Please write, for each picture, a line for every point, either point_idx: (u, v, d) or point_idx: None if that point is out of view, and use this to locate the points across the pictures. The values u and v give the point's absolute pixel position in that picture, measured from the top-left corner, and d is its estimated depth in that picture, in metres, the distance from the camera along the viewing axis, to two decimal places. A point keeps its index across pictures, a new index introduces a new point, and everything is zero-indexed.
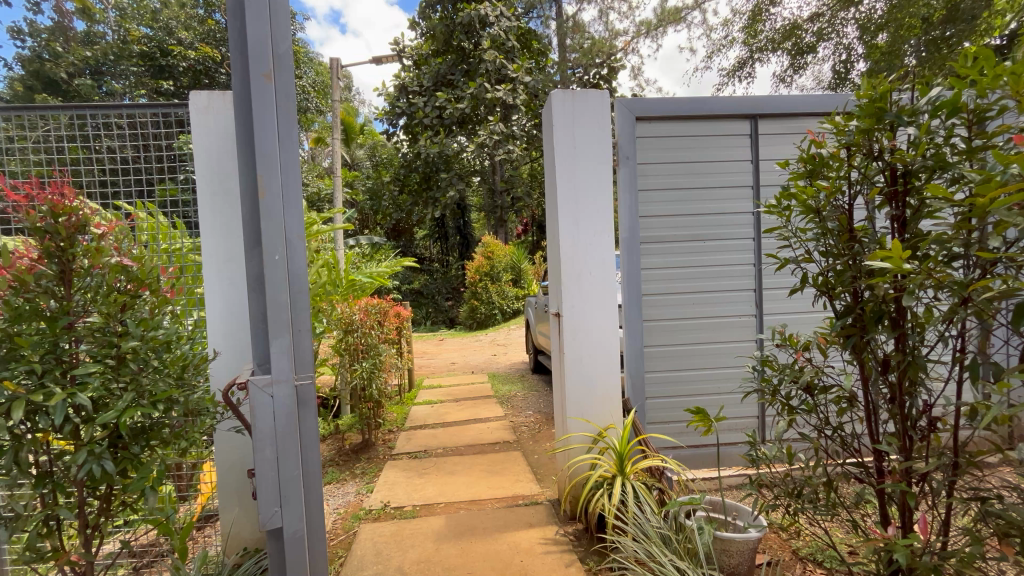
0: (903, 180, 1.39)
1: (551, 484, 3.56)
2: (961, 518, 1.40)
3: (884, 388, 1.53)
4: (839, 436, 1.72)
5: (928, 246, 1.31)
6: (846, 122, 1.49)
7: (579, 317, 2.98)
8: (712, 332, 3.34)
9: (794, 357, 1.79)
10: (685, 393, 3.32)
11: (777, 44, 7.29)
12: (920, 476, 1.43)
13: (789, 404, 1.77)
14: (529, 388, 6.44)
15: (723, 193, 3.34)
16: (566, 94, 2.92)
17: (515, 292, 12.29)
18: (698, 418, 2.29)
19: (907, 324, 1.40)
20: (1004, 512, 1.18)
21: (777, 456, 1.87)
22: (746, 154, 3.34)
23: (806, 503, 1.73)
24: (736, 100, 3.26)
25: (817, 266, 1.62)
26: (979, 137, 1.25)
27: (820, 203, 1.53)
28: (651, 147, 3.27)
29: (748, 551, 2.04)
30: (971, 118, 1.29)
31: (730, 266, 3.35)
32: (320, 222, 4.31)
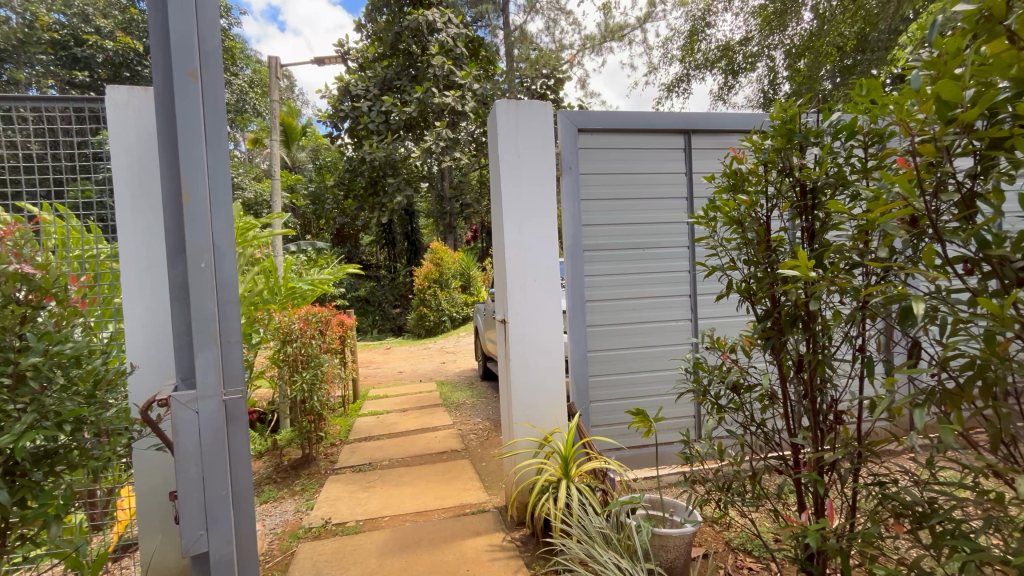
0: (810, 195, 1.53)
1: (499, 491, 3.56)
2: (864, 502, 1.54)
3: (800, 385, 1.67)
4: (763, 432, 1.84)
5: (832, 256, 1.45)
6: (761, 141, 1.63)
7: (524, 323, 3.01)
8: (651, 336, 3.49)
9: (722, 358, 1.90)
10: (627, 396, 3.44)
11: (712, 64, 7.78)
12: (829, 465, 1.56)
13: (718, 404, 1.88)
14: (478, 395, 6.42)
15: (660, 203, 3.51)
16: (510, 105, 2.97)
17: (464, 298, 12.23)
18: (638, 419, 2.38)
19: (818, 326, 1.52)
20: (898, 494, 1.31)
21: (708, 453, 1.98)
22: (681, 166, 3.53)
23: (735, 496, 1.84)
24: (670, 115, 3.44)
25: (740, 273, 1.75)
26: (872, 159, 1.40)
27: (742, 215, 1.65)
28: (592, 158, 3.38)
29: (684, 546, 2.14)
30: (867, 140, 1.42)
31: (666, 273, 3.52)
32: (257, 227, 4.12)
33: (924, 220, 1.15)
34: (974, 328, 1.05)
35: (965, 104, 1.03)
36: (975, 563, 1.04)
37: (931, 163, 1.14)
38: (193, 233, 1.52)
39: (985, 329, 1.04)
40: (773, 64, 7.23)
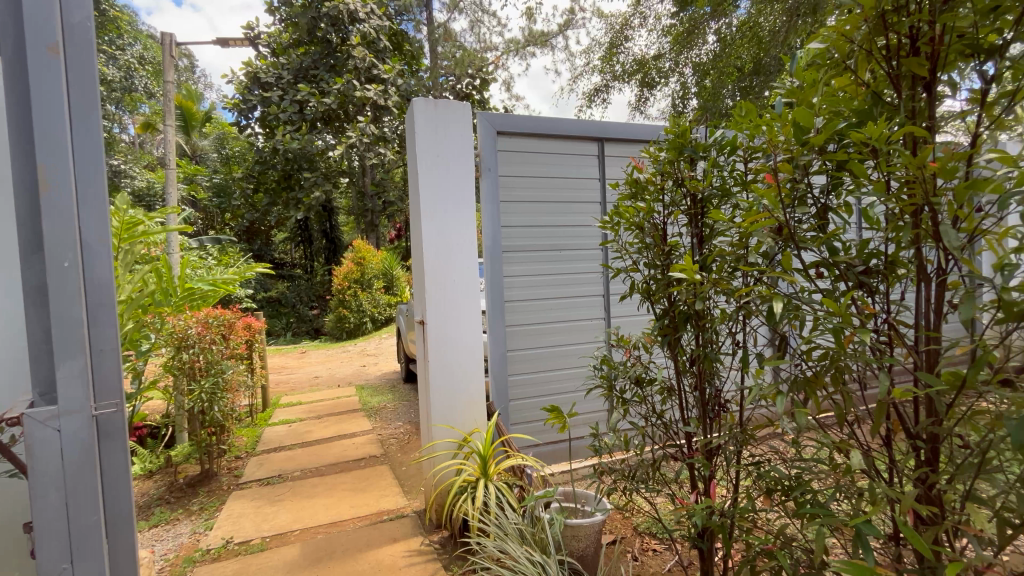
0: (699, 204, 1.68)
1: (419, 495, 3.51)
2: (743, 481, 1.71)
3: (693, 377, 1.82)
4: (662, 422, 1.98)
5: (716, 261, 1.60)
6: (658, 152, 1.76)
7: (442, 324, 3.00)
8: (566, 334, 3.61)
9: (626, 355, 2.03)
10: (544, 393, 3.53)
11: (629, 76, 8.24)
12: (716, 450, 1.72)
13: (622, 397, 2.00)
14: (400, 398, 6.27)
15: (576, 207, 3.65)
16: (428, 103, 2.94)
17: (387, 299, 11.88)
18: (552, 415, 2.45)
19: (705, 324, 1.67)
20: (770, 472, 1.48)
21: (615, 445, 2.09)
22: (594, 172, 3.70)
23: (638, 483, 1.96)
24: (584, 123, 3.59)
25: (641, 275, 1.88)
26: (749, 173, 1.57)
27: (641, 220, 1.77)
28: (511, 160, 3.44)
29: (594, 534, 2.23)
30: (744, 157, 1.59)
31: (581, 274, 3.67)
32: (146, 221, 3.73)
33: (787, 229, 1.30)
34: (824, 323, 1.21)
35: (816, 129, 1.18)
36: (826, 527, 1.19)
37: (791, 180, 1.30)
38: (54, 227, 1.34)
39: (831, 324, 1.20)
40: (683, 80, 7.81)
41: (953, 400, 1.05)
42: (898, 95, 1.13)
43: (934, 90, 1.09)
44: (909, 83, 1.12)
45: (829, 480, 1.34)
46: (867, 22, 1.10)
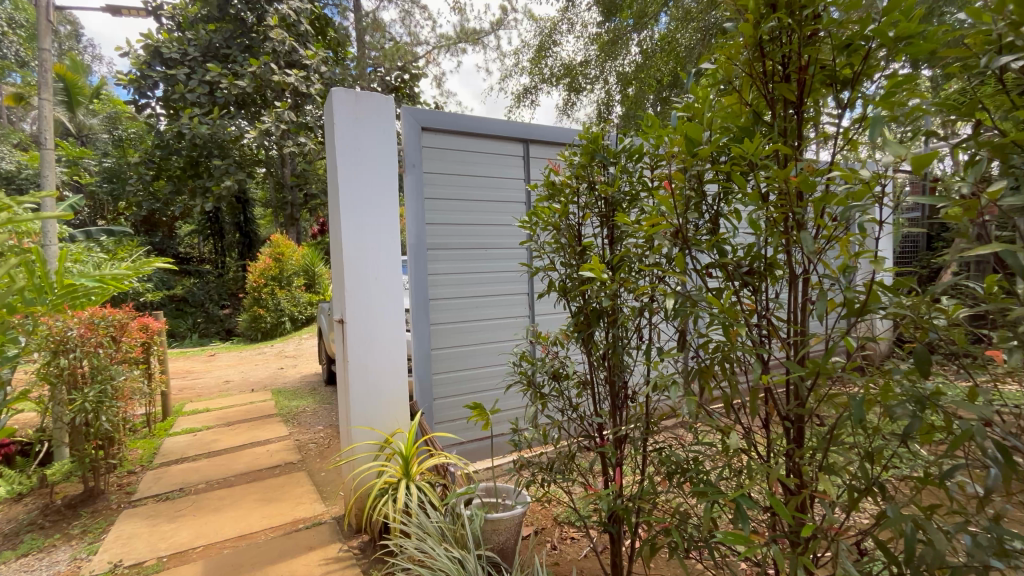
0: (609, 206, 1.77)
1: (338, 500, 3.38)
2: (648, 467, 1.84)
3: (605, 371, 1.93)
4: (577, 415, 2.07)
5: (624, 261, 1.70)
6: (572, 157, 1.84)
7: (363, 322, 2.91)
8: (490, 331, 3.65)
9: (544, 351, 2.10)
10: (467, 391, 3.54)
11: (557, 80, 8.47)
12: (624, 439, 1.83)
13: (540, 391, 2.06)
14: (320, 401, 6.00)
15: (502, 206, 3.70)
16: (349, 94, 2.84)
17: (309, 297, 11.29)
18: (474, 412, 2.47)
19: (615, 320, 1.77)
20: (670, 456, 1.60)
21: (534, 438, 2.16)
22: (519, 173, 3.77)
23: (554, 474, 2.04)
24: (510, 124, 3.65)
25: (558, 273, 1.94)
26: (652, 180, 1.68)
27: (556, 221, 1.86)
28: (436, 157, 3.42)
29: (514, 526, 2.28)
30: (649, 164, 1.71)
31: (505, 272, 3.72)
32: (15, 207, 3.25)
33: (683, 233, 1.42)
34: (714, 319, 1.33)
35: (706, 142, 1.29)
36: (714, 503, 1.32)
37: (686, 187, 1.42)
38: None
39: (719, 319, 1.32)
40: (608, 89, 8.16)
41: (815, 384, 1.21)
42: (773, 115, 1.27)
43: (803, 113, 1.24)
44: (783, 105, 1.26)
45: (719, 461, 1.48)
46: (749, 47, 1.22)
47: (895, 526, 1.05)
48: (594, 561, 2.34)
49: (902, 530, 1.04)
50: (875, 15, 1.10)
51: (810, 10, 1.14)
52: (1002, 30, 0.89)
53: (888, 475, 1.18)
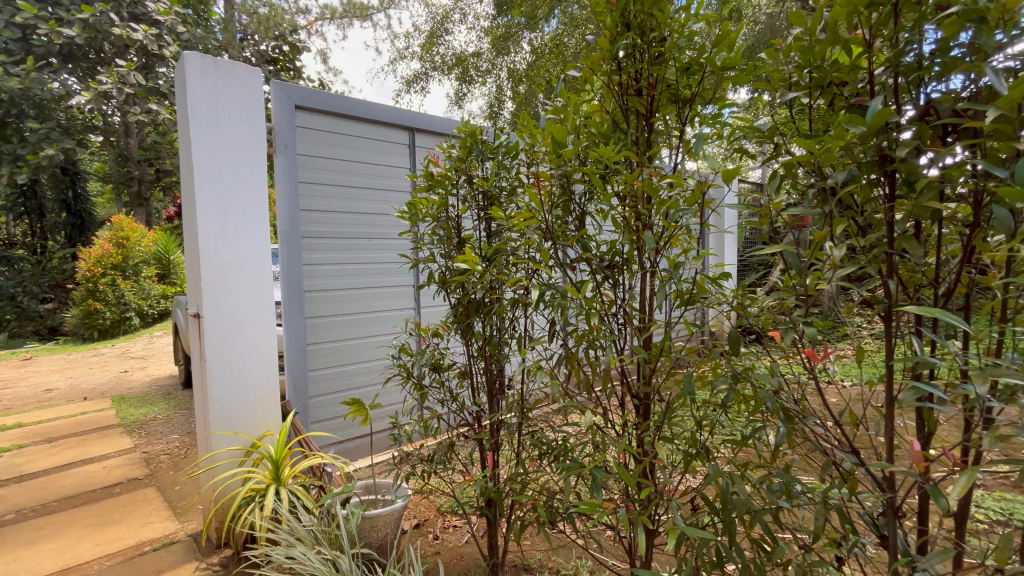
0: (485, 200, 1.81)
1: (195, 514, 3.03)
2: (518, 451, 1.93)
3: (483, 360, 1.98)
4: (456, 405, 2.09)
5: (498, 254, 1.75)
6: (451, 149, 1.86)
7: (224, 316, 2.62)
8: (370, 324, 3.53)
9: (424, 343, 2.09)
10: (345, 387, 3.39)
11: (449, 69, 8.28)
12: (499, 424, 1.91)
13: (420, 382, 2.06)
14: (175, 407, 5.30)
15: (385, 195, 3.59)
16: (205, 61, 2.53)
17: (162, 289, 9.82)
18: (353, 409, 2.37)
19: (487, 310, 1.83)
20: (539, 439, 1.69)
21: (413, 430, 2.15)
22: (403, 161, 3.68)
23: (435, 465, 2.04)
24: (394, 110, 3.54)
25: (437, 265, 1.95)
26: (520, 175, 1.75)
27: (435, 213, 1.85)
28: (312, 139, 3.19)
29: (393, 521, 2.25)
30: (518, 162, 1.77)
31: (387, 264, 3.62)
32: None
33: (549, 229, 1.51)
34: (576, 308, 1.44)
35: (570, 144, 1.39)
36: (576, 477, 1.44)
37: (552, 185, 1.51)
38: None
39: (580, 309, 1.43)
40: (500, 84, 8.26)
41: (657, 364, 1.38)
42: (628, 125, 1.40)
43: (652, 124, 1.39)
44: (636, 116, 1.40)
45: (581, 438, 1.61)
46: (608, 60, 1.33)
47: (714, 481, 1.25)
48: (474, 546, 2.41)
49: (718, 484, 1.23)
50: (707, 46, 1.27)
51: (657, 33, 1.28)
52: (790, 71, 1.09)
53: (712, 441, 1.39)
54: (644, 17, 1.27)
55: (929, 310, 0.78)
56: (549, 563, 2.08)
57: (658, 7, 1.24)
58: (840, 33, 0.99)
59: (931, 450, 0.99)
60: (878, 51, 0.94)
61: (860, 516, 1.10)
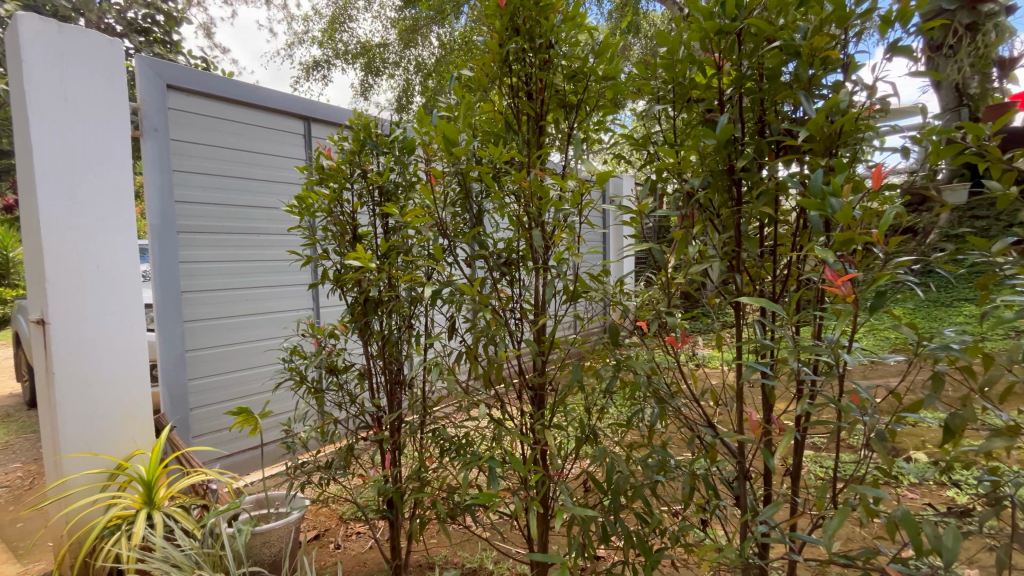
0: (381, 195, 1.76)
1: (44, 553, 2.60)
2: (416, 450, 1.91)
3: (382, 360, 1.93)
4: (354, 407, 2.02)
5: (395, 252, 1.72)
6: (343, 142, 1.79)
7: (76, 321, 2.28)
8: (261, 326, 3.27)
9: (319, 344, 2.00)
10: (230, 396, 3.11)
11: (353, 58, 7.87)
12: (399, 424, 1.88)
13: (316, 386, 1.96)
14: (16, 432, 4.49)
15: (276, 187, 3.34)
16: (47, 25, 2.17)
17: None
18: (240, 419, 2.17)
19: (383, 308, 1.79)
20: (440, 434, 1.69)
21: (309, 437, 2.04)
22: (299, 152, 3.45)
23: (334, 471, 1.95)
24: (288, 97, 3.31)
25: (331, 262, 1.86)
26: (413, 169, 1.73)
27: (326, 207, 1.76)
28: (187, 123, 2.89)
29: (288, 534, 2.12)
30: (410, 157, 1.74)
31: (278, 262, 3.38)
32: None
33: (443, 226, 1.52)
34: (470, 305, 1.45)
35: (462, 142, 1.40)
36: (473, 470, 1.46)
37: (446, 182, 1.52)
38: None
39: (475, 306, 1.45)
40: (408, 77, 8.04)
41: (548, 356, 1.45)
42: (520, 126, 1.45)
43: (543, 127, 1.46)
44: (528, 118, 1.46)
45: (479, 432, 1.63)
46: (497, 62, 1.38)
47: (601, 463, 1.34)
48: (378, 551, 2.35)
49: (604, 464, 1.32)
50: (591, 56, 1.37)
51: (543, 40, 1.35)
52: (658, 86, 1.21)
53: (601, 426, 1.49)
54: (532, 23, 1.34)
55: (761, 300, 0.91)
56: (455, 558, 2.09)
57: (546, 15, 1.32)
58: (696, 55, 1.12)
59: (772, 419, 1.16)
60: (726, 73, 1.07)
61: (721, 482, 1.25)
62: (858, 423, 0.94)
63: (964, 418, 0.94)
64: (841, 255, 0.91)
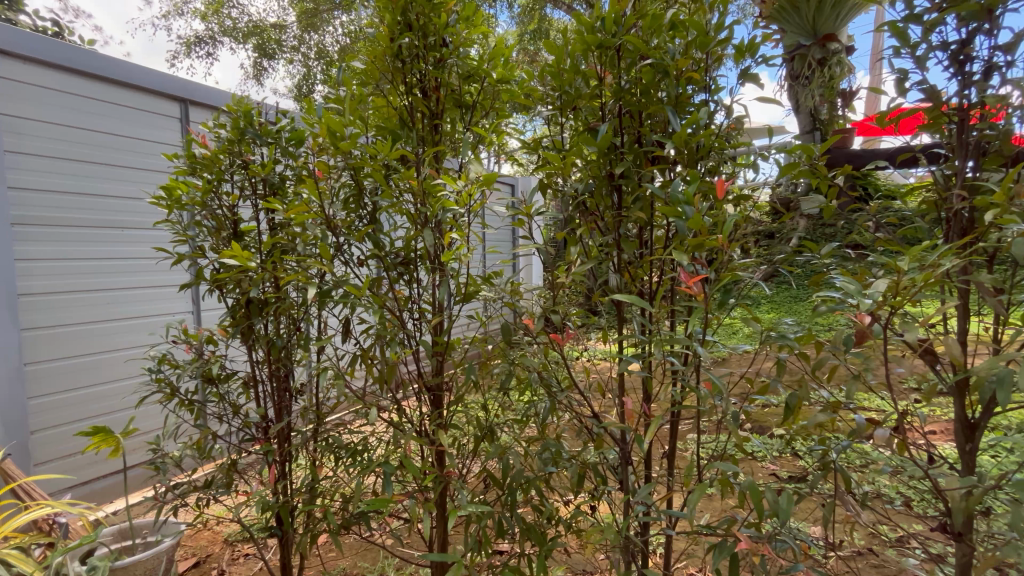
0: (264, 188, 1.63)
1: None
2: (304, 461, 1.79)
3: (268, 366, 1.77)
4: (236, 419, 1.85)
5: (282, 250, 1.60)
6: (219, 129, 1.63)
7: None
8: (122, 333, 2.88)
9: (193, 351, 1.80)
10: (83, 415, 2.69)
11: (244, 37, 7.18)
12: (287, 434, 1.76)
13: (189, 399, 1.76)
14: None
15: (143, 176, 2.96)
16: None
17: None
18: (96, 440, 1.86)
19: (268, 311, 1.66)
20: (333, 441, 1.60)
21: (182, 456, 1.82)
22: (173, 138, 3.08)
23: (213, 491, 1.77)
24: (160, 76, 2.94)
25: (208, 261, 1.68)
26: (299, 163, 1.61)
27: (199, 200, 1.59)
28: (24, 96, 2.45)
29: (158, 566, 1.88)
30: (296, 150, 1.62)
31: (145, 260, 3.00)
32: None
33: (332, 222, 1.43)
34: (364, 306, 1.39)
35: (351, 136, 1.34)
36: (367, 477, 1.40)
37: (335, 177, 1.45)
38: None
39: (369, 307, 1.39)
40: (308, 64, 7.55)
41: (445, 355, 1.45)
42: (414, 123, 1.43)
43: (439, 126, 1.45)
44: (422, 116, 1.44)
45: (374, 437, 1.58)
46: (390, 57, 1.35)
47: (498, 460, 1.35)
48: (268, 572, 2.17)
49: (501, 461, 1.34)
50: (485, 58, 1.39)
51: (436, 38, 1.35)
52: (547, 93, 1.26)
53: (498, 424, 1.51)
54: (425, 21, 1.33)
55: (634, 298, 0.98)
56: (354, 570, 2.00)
57: (438, 13, 1.32)
58: (580, 66, 1.18)
59: (648, 408, 1.25)
60: (606, 85, 1.15)
61: (607, 469, 1.33)
62: (717, 406, 1.05)
63: (800, 397, 1.09)
64: (696, 257, 1.03)
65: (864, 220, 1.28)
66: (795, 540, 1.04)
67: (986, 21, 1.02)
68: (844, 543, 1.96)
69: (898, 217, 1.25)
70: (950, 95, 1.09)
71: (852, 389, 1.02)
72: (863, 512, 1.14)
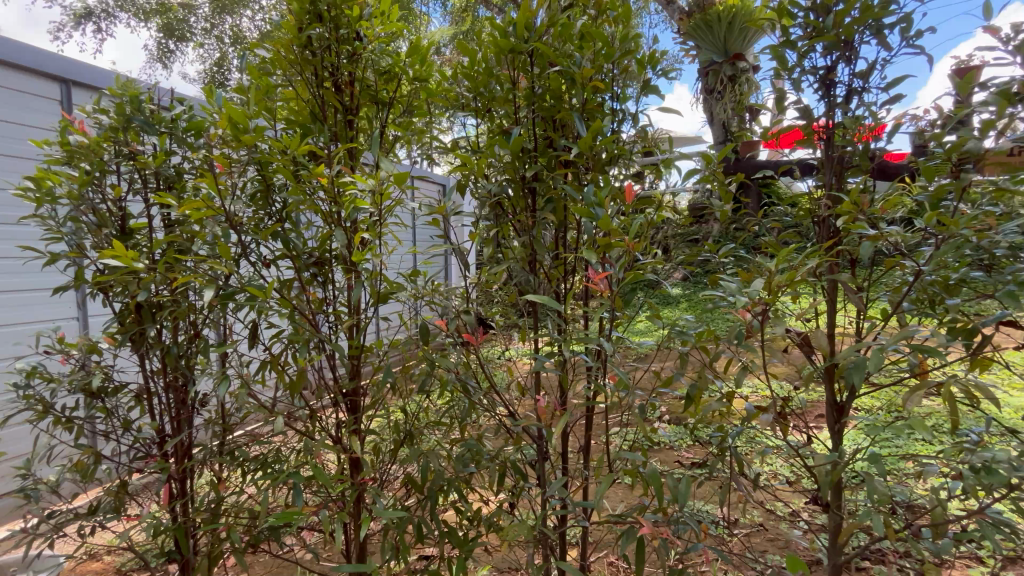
0: (157, 181, 1.49)
1: None
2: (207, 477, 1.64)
3: (163, 376, 1.62)
4: (126, 435, 1.67)
5: (178, 249, 1.46)
6: (101, 115, 1.47)
7: None
8: None
9: (71, 363, 1.60)
10: None
11: (146, 15, 6.52)
12: (187, 448, 1.61)
13: (67, 416, 1.56)
14: None
15: (10, 164, 2.60)
16: None
17: None
18: None
19: (161, 316, 1.51)
20: (239, 452, 1.49)
21: (59, 480, 1.61)
22: (50, 122, 2.73)
23: (97, 517, 1.58)
24: (33, 52, 2.60)
25: (89, 261, 1.51)
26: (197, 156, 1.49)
27: (75, 193, 1.42)
28: None
29: None
30: (194, 141, 1.49)
31: (9, 261, 2.63)
32: None
33: (235, 220, 1.32)
34: (271, 309, 1.30)
35: (256, 128, 1.25)
36: (275, 490, 1.31)
37: (238, 173, 1.34)
38: None
39: (276, 309, 1.31)
40: (222, 49, 7.01)
41: (361, 359, 1.40)
42: (326, 118, 1.36)
43: (353, 122, 1.40)
44: (335, 111, 1.38)
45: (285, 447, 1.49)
46: (297, 47, 1.29)
47: (417, 463, 1.32)
48: None
49: (419, 464, 1.31)
50: (400, 55, 1.36)
51: (348, 31, 1.30)
52: (461, 93, 1.26)
53: (418, 427, 1.48)
54: (337, 12, 1.28)
55: (545, 295, 1.00)
56: None
57: (350, 5, 1.28)
58: (496, 69, 1.19)
59: (564, 404, 1.27)
60: (520, 89, 1.16)
61: (526, 465, 1.34)
62: (624, 399, 1.09)
63: (699, 387, 1.16)
64: (605, 257, 1.08)
65: (754, 224, 1.40)
66: (696, 522, 1.10)
67: (845, 50, 1.16)
68: (745, 520, 2.14)
69: (783, 222, 1.37)
70: (819, 115, 1.22)
71: (742, 378, 1.11)
72: (755, 491, 1.25)
